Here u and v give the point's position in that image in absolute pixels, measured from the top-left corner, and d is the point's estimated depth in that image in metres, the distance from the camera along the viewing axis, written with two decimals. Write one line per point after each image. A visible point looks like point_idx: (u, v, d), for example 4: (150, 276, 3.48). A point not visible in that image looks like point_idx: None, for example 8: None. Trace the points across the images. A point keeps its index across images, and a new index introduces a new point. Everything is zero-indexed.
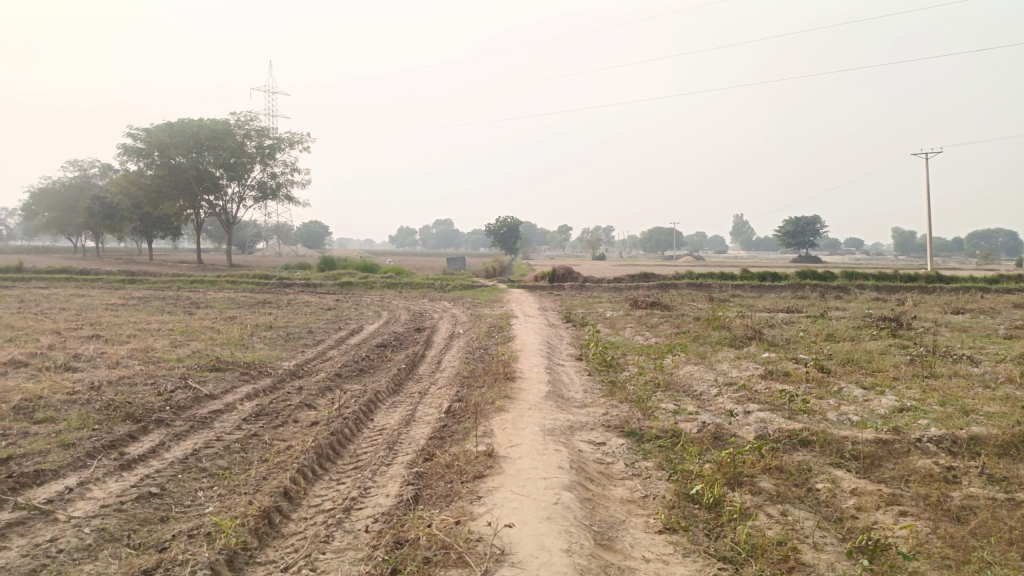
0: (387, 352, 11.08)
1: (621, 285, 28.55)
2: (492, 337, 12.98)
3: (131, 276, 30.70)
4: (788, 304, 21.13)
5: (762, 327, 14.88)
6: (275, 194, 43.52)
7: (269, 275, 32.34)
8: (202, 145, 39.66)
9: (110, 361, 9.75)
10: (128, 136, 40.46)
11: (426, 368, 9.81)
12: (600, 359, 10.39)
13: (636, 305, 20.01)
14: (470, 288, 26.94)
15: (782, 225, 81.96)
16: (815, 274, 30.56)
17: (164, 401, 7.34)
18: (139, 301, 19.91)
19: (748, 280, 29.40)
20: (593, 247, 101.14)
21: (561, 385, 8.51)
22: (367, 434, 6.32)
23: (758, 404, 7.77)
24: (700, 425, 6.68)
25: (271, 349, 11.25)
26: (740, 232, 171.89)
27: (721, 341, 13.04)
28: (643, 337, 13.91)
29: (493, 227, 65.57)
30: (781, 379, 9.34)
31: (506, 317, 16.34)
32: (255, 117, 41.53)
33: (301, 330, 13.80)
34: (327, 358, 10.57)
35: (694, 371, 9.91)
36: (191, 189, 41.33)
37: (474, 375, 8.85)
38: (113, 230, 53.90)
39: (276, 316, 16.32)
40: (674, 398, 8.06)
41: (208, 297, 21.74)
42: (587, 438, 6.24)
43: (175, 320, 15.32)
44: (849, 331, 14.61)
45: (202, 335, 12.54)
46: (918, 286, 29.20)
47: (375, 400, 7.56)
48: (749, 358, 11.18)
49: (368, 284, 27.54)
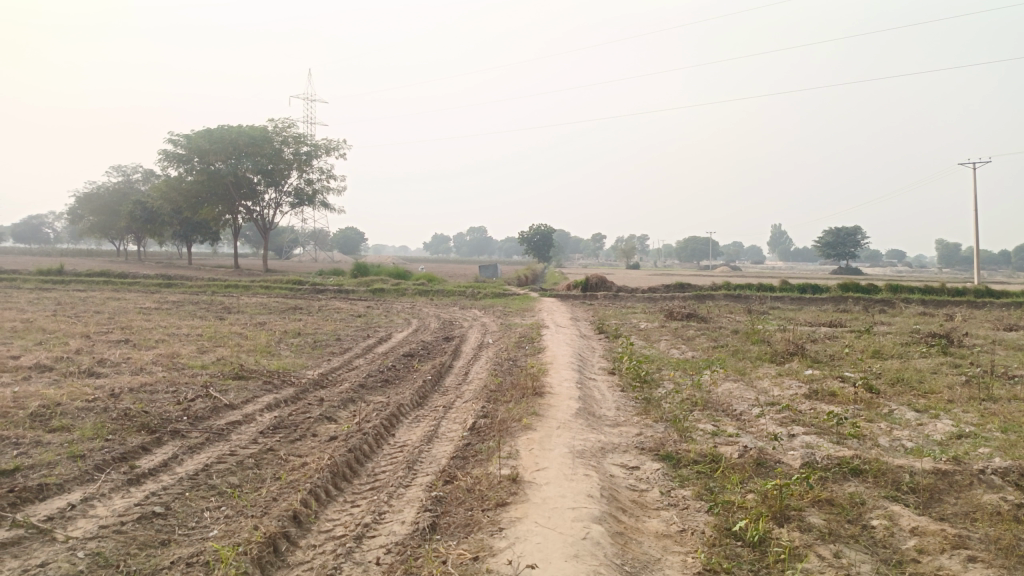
0: (414, 362, 10.79)
1: (656, 296, 27.98)
2: (522, 348, 12.62)
3: (168, 280, 31.03)
4: (830, 318, 20.36)
5: (803, 342, 14.26)
6: (312, 201, 43.76)
7: (302, 281, 32.45)
8: (241, 151, 40.06)
9: (135, 368, 9.62)
10: (169, 142, 41.04)
11: (453, 380, 9.48)
12: (634, 373, 9.97)
13: (671, 316, 19.50)
14: (502, 297, 26.60)
15: (822, 236, 80.25)
16: (858, 286, 29.59)
17: (182, 411, 7.13)
18: (173, 305, 19.99)
19: (788, 292, 28.59)
20: (628, 256, 100.17)
21: (592, 401, 8.12)
22: (387, 452, 6.01)
23: (803, 427, 7.28)
24: (741, 450, 6.23)
25: (297, 357, 11.05)
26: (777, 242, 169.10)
27: (761, 357, 12.49)
28: (679, 350, 13.42)
29: (527, 235, 65.33)
30: (826, 399, 8.82)
31: (538, 327, 15.97)
32: (293, 123, 41.77)
33: (330, 337, 13.61)
34: (352, 367, 10.31)
35: (733, 389, 9.42)
36: (229, 194, 41.77)
37: (502, 388, 8.51)
38: (155, 234, 54.89)
39: (305, 323, 16.17)
40: (713, 419, 7.61)
41: (241, 302, 21.78)
42: (619, 461, 5.85)
43: (205, 325, 15.28)
44: (897, 348, 13.93)
45: (230, 341, 12.41)
46: (967, 300, 28.07)
47: (399, 413, 7.26)
48: (791, 375, 10.65)
49: (400, 291, 27.40)
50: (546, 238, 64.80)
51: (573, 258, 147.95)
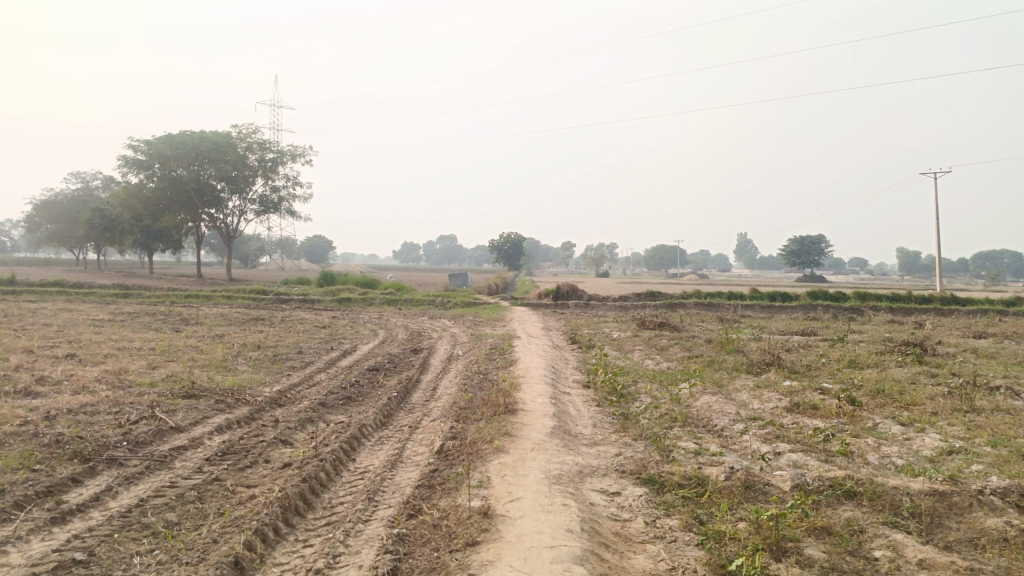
0: (378, 377, 10.24)
1: (627, 304, 27.77)
2: (493, 361, 12.14)
3: (125, 290, 29.96)
4: (803, 325, 20.26)
5: (779, 351, 14.02)
6: (277, 209, 42.85)
7: (266, 290, 31.60)
8: (203, 157, 39.09)
9: (76, 386, 8.92)
10: (128, 148, 39.90)
11: (420, 397, 8.97)
12: (610, 387, 9.55)
13: (644, 326, 19.20)
14: (472, 306, 26.11)
15: (788, 244, 81.24)
16: (826, 294, 29.73)
17: (122, 435, 6.51)
18: (127, 317, 19.13)
19: (758, 300, 28.59)
20: (598, 264, 100.26)
21: (568, 419, 7.67)
22: (346, 480, 5.50)
23: (788, 445, 6.93)
24: (727, 471, 5.84)
25: (255, 372, 10.43)
26: (744, 250, 171.59)
27: (738, 367, 12.21)
28: (654, 361, 13.05)
29: (497, 244, 65.04)
30: (809, 413, 8.49)
31: (509, 338, 15.51)
32: (258, 129, 40.87)
33: (292, 350, 12.99)
34: (313, 383, 9.73)
35: (713, 402, 9.05)
36: (192, 202, 40.71)
37: (471, 405, 8.03)
38: (114, 242, 53.41)
39: (267, 335, 15.49)
40: (695, 436, 7.22)
41: (200, 313, 20.97)
42: (598, 487, 5.41)
43: (159, 338, 14.52)
44: (872, 357, 13.74)
45: (183, 355, 11.73)
46: (933, 307, 28.32)
47: (360, 435, 6.76)
48: (770, 387, 10.33)
49: (367, 300, 26.76)
50: (516, 246, 64.59)
51: (542, 266, 147.92)
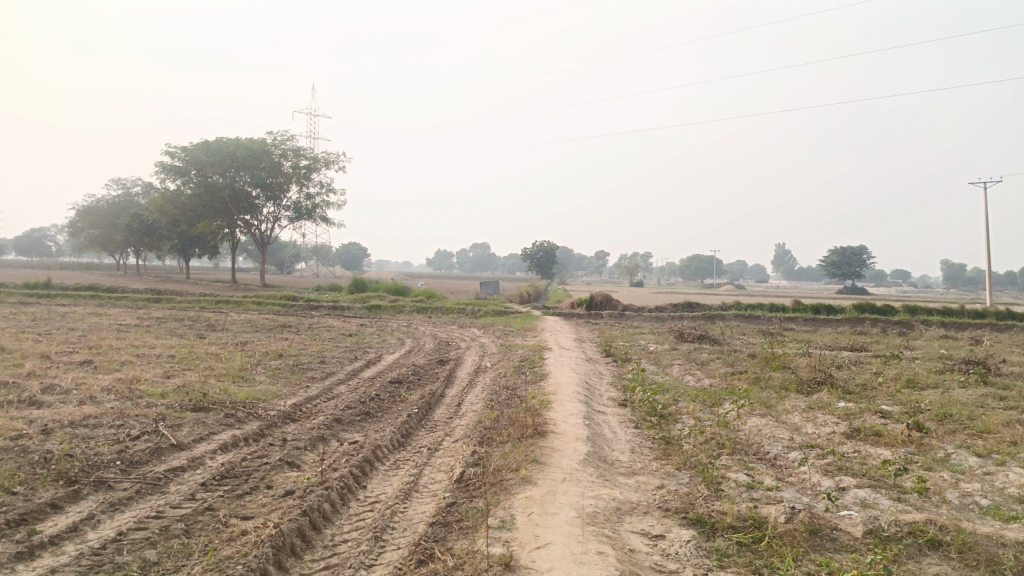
0: (400, 390, 9.64)
1: (663, 315, 26.90)
2: (522, 374, 11.48)
3: (158, 295, 29.97)
4: (851, 340, 19.23)
5: (829, 368, 13.10)
6: (311, 215, 42.83)
7: (296, 296, 31.39)
8: (238, 164, 39.23)
9: (83, 396, 8.46)
10: (166, 154, 40.28)
11: (443, 414, 8.34)
12: (648, 407, 8.82)
13: (681, 338, 18.38)
14: (503, 315, 25.45)
15: (827, 255, 79.31)
16: (873, 307, 28.44)
17: (117, 453, 5.98)
18: (155, 322, 18.90)
19: (801, 312, 27.46)
20: (632, 274, 99.00)
21: (602, 443, 6.97)
22: (352, 513, 4.88)
23: (853, 479, 6.15)
24: (787, 511, 5.09)
25: (272, 382, 9.92)
26: (781, 260, 168.65)
27: (786, 386, 11.35)
28: (694, 377, 12.24)
29: (529, 252, 64.55)
30: (871, 441, 7.66)
31: (540, 349, 14.83)
32: (293, 136, 40.89)
33: (313, 359, 12.47)
34: (331, 396, 9.17)
35: (762, 426, 8.26)
36: (227, 208, 40.91)
37: (497, 425, 7.38)
38: (152, 247, 54.09)
39: (291, 343, 15.02)
40: (746, 466, 6.47)
41: (228, 319, 20.66)
42: (638, 528, 4.72)
43: (181, 345, 14.14)
44: (931, 376, 12.73)
45: (200, 364, 11.28)
46: (988, 322, 26.88)
47: (374, 457, 6.15)
48: (823, 409, 9.49)
49: (397, 308, 26.33)
50: (549, 254, 63.99)
51: (576, 275, 146.79)
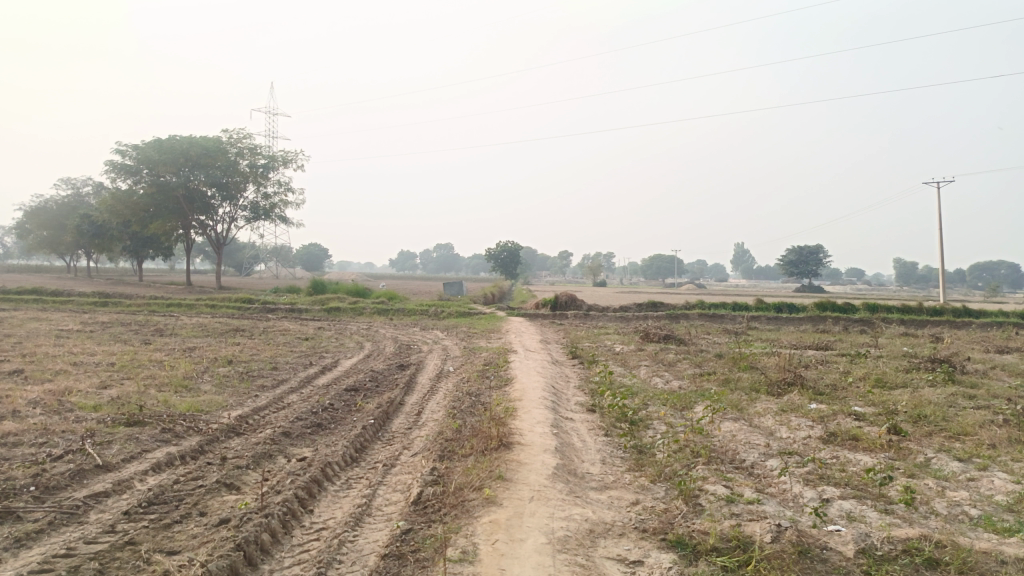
0: (357, 398, 9.09)
1: (629, 315, 26.68)
2: (486, 379, 10.98)
3: (107, 298, 28.72)
4: (816, 339, 19.14)
5: (797, 368, 12.89)
6: (268, 215, 41.71)
7: (252, 299, 30.41)
8: (193, 162, 37.97)
9: (5, 410, 7.71)
10: (116, 152, 38.81)
11: (402, 424, 7.81)
12: (618, 413, 8.40)
13: (647, 339, 18.08)
14: (466, 316, 24.94)
15: (787, 254, 80.34)
16: (835, 305, 28.58)
17: (32, 478, 5.33)
18: (99, 328, 17.95)
19: (764, 311, 27.47)
20: (595, 274, 99.11)
21: (571, 454, 6.54)
22: (295, 544, 4.36)
23: (837, 490, 5.83)
24: (773, 529, 4.70)
25: (218, 392, 9.25)
26: (741, 259, 170.92)
27: (757, 387, 11.06)
28: (663, 380, 11.87)
29: (493, 252, 64.02)
30: (849, 447, 7.35)
31: (504, 352, 14.35)
32: (249, 133, 39.72)
33: (265, 366, 11.80)
34: (282, 406, 8.57)
35: (736, 432, 7.92)
36: (181, 208, 39.57)
37: (459, 436, 6.88)
38: (103, 249, 52.21)
39: (243, 348, 14.28)
40: (725, 476, 6.08)
41: (179, 323, 19.73)
42: (614, 554, 4.28)
43: (124, 352, 13.32)
44: (900, 375, 12.58)
45: (142, 373, 10.54)
46: (946, 320, 27.19)
47: (324, 476, 5.61)
48: (797, 411, 9.20)
49: (358, 310, 25.62)
50: (513, 255, 63.46)
51: (540, 275, 146.68)
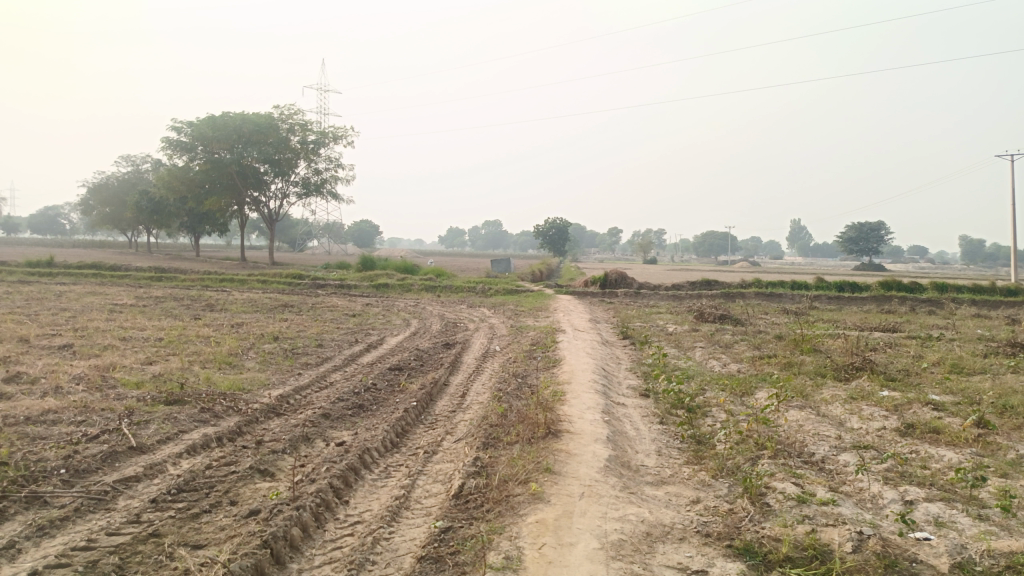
0: (400, 378, 8.81)
1: (681, 293, 25.92)
2: (533, 360, 10.58)
3: (162, 273, 29.21)
4: (882, 320, 18.15)
5: (864, 352, 12.12)
6: (319, 191, 41.93)
7: (302, 275, 30.60)
8: (245, 139, 38.28)
9: (48, 387, 7.64)
10: (172, 130, 39.40)
11: (446, 407, 7.48)
12: (674, 398, 7.91)
13: (701, 318, 17.42)
14: (515, 294, 24.56)
15: (845, 230, 77.59)
16: (900, 284, 27.24)
17: (64, 460, 5.16)
18: (152, 302, 18.18)
19: (824, 290, 26.37)
20: (646, 250, 97.71)
21: (624, 444, 6.10)
22: (328, 540, 4.05)
23: (921, 491, 5.27)
24: (853, 537, 4.20)
25: (261, 370, 9.08)
26: (797, 236, 166.16)
27: (821, 372, 10.40)
28: (719, 363, 11.30)
29: (542, 229, 63.39)
30: (930, 440, 6.72)
31: (552, 332, 13.92)
32: (299, 109, 39.80)
33: (310, 343, 11.63)
34: (324, 385, 8.34)
35: (803, 422, 7.35)
36: (235, 185, 40.05)
37: (505, 422, 6.49)
38: (161, 224, 53.42)
39: (289, 324, 14.17)
40: (794, 473, 5.57)
41: (229, 298, 19.86)
42: (674, 562, 3.85)
43: (173, 327, 13.34)
44: (977, 361, 11.69)
45: (187, 349, 10.46)
46: (1021, 300, 25.66)
47: (361, 463, 5.29)
48: (867, 399, 8.57)
49: (405, 287, 25.48)
50: (563, 232, 62.69)
51: (589, 252, 145.36)
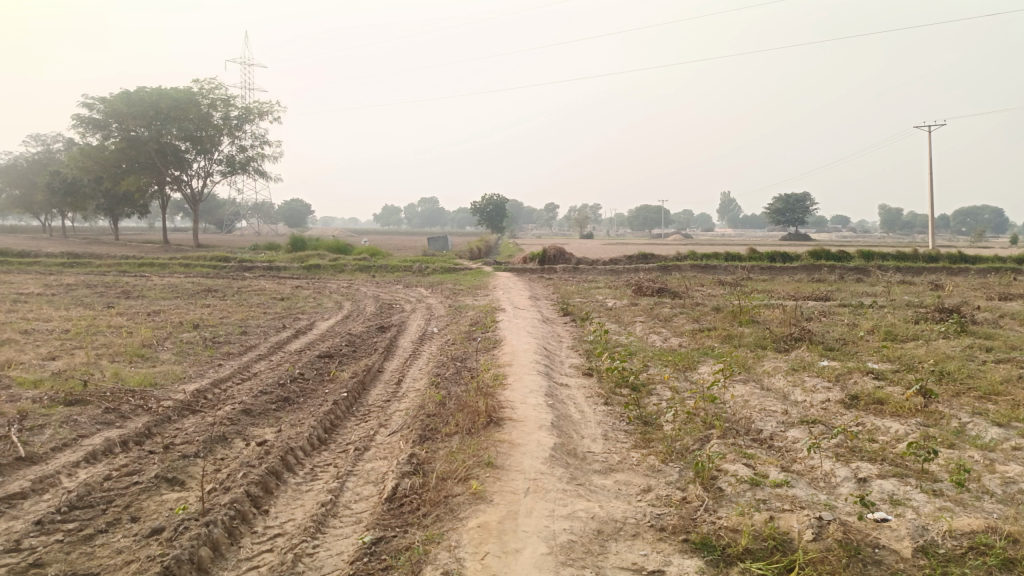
0: (330, 366, 8.27)
1: (619, 267, 25.91)
2: (472, 341, 10.17)
3: (76, 258, 27.45)
4: (814, 289, 18.41)
5: (801, 322, 12.17)
6: (245, 169, 40.24)
7: (229, 257, 29.31)
8: (163, 115, 36.26)
9: None
10: (83, 105, 37.04)
11: (379, 396, 7.01)
12: (618, 376, 7.64)
13: (640, 292, 17.35)
14: (452, 272, 24.07)
15: (773, 202, 79.50)
16: (829, 253, 27.86)
17: None
18: (62, 290, 16.93)
19: (757, 261, 26.78)
20: (582, 226, 98.19)
21: (570, 430, 5.79)
22: (244, 560, 3.58)
23: (873, 467, 5.11)
24: (813, 524, 3.98)
25: (177, 362, 8.39)
26: (727, 209, 170.01)
27: (762, 344, 10.34)
28: (660, 337, 11.16)
29: (479, 205, 62.78)
30: (874, 412, 6.64)
31: (491, 311, 13.53)
32: (221, 84, 37.95)
33: (235, 330, 10.92)
34: (247, 377, 7.73)
35: (749, 397, 7.18)
36: (154, 163, 38.05)
37: (442, 411, 6.08)
38: (76, 207, 50.56)
39: (212, 311, 13.35)
40: (745, 453, 5.34)
41: (148, 284, 18.71)
42: (628, 562, 3.53)
43: (84, 317, 12.38)
44: (909, 328, 11.86)
45: (96, 341, 9.63)
46: (941, 266, 26.60)
47: (284, 466, 4.80)
48: (808, 370, 8.51)
49: (338, 267, 24.65)
50: (499, 208, 62.23)
51: (526, 228, 145.43)
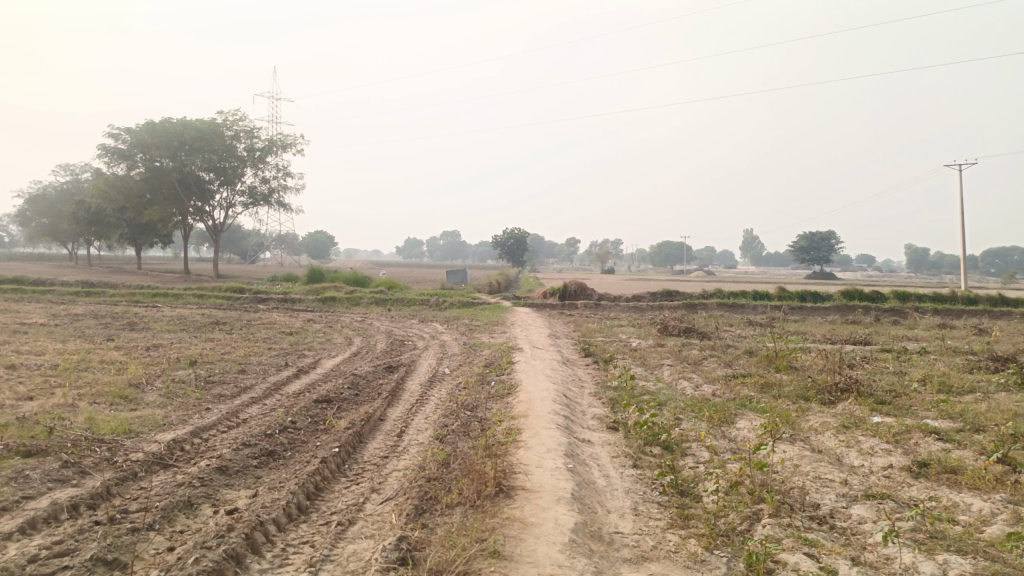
0: (328, 413, 7.49)
1: (643, 305, 25.03)
2: (485, 386, 9.32)
3: (90, 288, 27.07)
4: (850, 332, 17.35)
5: (844, 368, 11.20)
6: (267, 201, 40.06)
7: (244, 287, 28.77)
8: (187, 146, 36.22)
9: None
10: (109, 136, 37.19)
11: (377, 451, 6.20)
12: (648, 433, 6.76)
13: (665, 332, 16.43)
14: (470, 307, 23.35)
15: (798, 240, 78.18)
16: (863, 293, 26.68)
17: None
18: (67, 321, 16.40)
19: (787, 300, 25.74)
20: (603, 262, 97.31)
21: (593, 502, 4.93)
22: None
23: (965, 562, 4.18)
24: None
25: (162, 405, 7.64)
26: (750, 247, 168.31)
27: (805, 395, 9.38)
28: (691, 384, 10.27)
29: (501, 239, 62.28)
30: (948, 484, 5.70)
31: (508, 350, 12.72)
32: (245, 115, 37.97)
33: (233, 369, 10.18)
34: (234, 425, 6.96)
35: (799, 461, 6.27)
36: (177, 194, 37.98)
37: (446, 475, 5.25)
38: (101, 236, 50.82)
39: (215, 346, 12.65)
40: (805, 539, 4.44)
41: (156, 316, 18.12)
42: None
43: (80, 350, 11.72)
44: (964, 378, 10.84)
45: (81, 379, 8.92)
46: (981, 310, 25.35)
47: (250, 547, 3.99)
48: (861, 427, 7.56)
49: (354, 300, 24.02)
50: (520, 242, 61.71)
51: (547, 263, 144.89)
